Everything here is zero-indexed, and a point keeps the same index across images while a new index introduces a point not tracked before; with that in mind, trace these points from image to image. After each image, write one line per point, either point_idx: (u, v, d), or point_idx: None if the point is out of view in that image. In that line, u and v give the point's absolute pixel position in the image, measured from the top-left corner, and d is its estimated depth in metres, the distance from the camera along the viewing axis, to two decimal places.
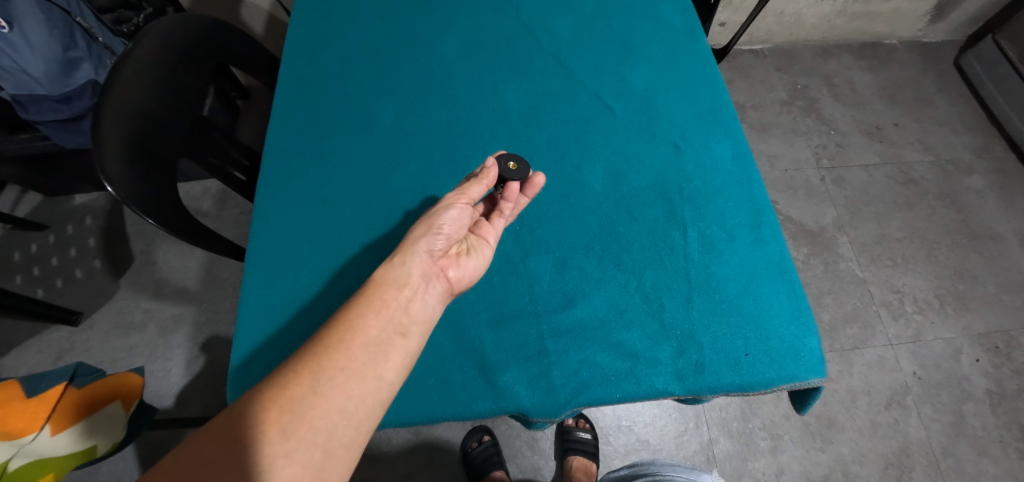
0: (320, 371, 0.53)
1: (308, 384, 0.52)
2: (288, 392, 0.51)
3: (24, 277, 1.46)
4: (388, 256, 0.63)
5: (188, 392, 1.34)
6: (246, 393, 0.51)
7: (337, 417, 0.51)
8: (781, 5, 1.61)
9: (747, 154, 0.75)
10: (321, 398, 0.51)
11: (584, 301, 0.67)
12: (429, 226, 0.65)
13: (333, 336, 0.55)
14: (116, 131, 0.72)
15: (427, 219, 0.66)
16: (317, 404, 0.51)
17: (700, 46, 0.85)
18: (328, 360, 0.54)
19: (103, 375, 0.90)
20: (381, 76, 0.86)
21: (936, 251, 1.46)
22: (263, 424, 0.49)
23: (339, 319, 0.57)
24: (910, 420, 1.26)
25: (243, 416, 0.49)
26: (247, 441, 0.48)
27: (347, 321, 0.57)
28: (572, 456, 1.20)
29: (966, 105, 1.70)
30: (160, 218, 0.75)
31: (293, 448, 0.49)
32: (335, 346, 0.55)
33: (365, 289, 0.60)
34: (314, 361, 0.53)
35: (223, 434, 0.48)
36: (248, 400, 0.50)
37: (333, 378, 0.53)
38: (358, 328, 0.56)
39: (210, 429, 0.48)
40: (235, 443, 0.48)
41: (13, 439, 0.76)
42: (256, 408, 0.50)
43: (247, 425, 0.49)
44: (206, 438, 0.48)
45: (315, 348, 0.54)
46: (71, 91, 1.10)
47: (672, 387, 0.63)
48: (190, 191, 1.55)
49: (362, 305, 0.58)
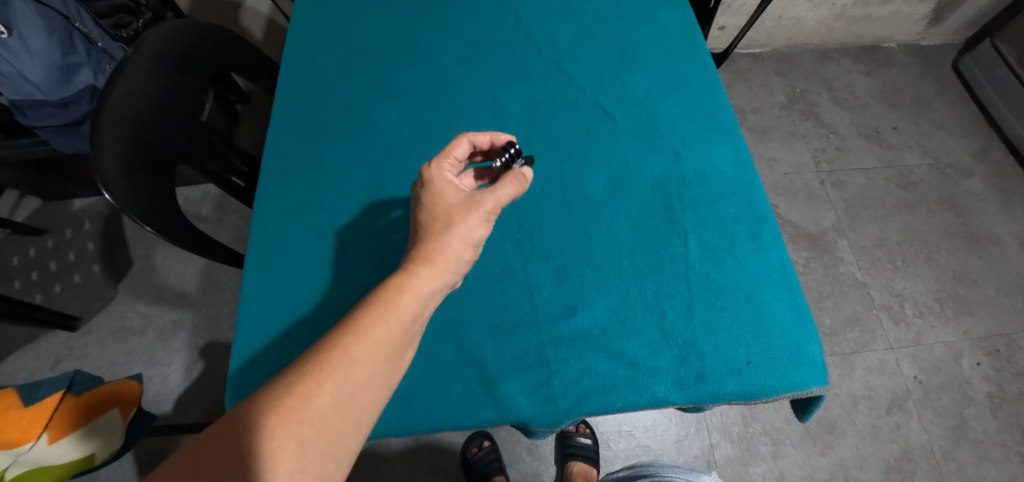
0: (343, 388, 0.52)
1: (330, 399, 0.51)
2: (308, 405, 0.50)
3: (22, 282, 1.46)
4: (420, 268, 0.58)
5: (186, 397, 1.33)
6: (264, 402, 0.49)
7: (352, 429, 0.52)
8: (780, 10, 1.61)
9: (748, 161, 0.75)
10: (343, 414, 0.51)
11: (584, 310, 0.67)
12: (471, 244, 0.61)
13: (358, 348, 0.53)
14: (115, 138, 0.72)
15: (466, 235, 0.61)
16: (338, 419, 0.51)
17: (699, 52, 0.85)
18: (353, 374, 0.52)
19: (101, 382, 0.90)
20: (381, 82, 0.86)
21: (936, 255, 1.46)
22: (283, 439, 0.49)
23: (365, 328, 0.54)
24: (911, 424, 1.26)
25: (262, 427, 0.49)
26: (261, 453, 0.48)
27: (373, 332, 0.54)
28: (572, 461, 1.19)
29: (964, 108, 1.70)
30: (158, 226, 0.75)
31: (308, 462, 0.49)
32: (359, 360, 0.53)
33: (392, 295, 0.56)
34: (338, 375, 0.52)
35: (239, 444, 0.48)
36: (266, 409, 0.49)
37: (354, 393, 0.52)
38: (388, 344, 0.54)
39: (226, 436, 0.48)
40: (251, 454, 0.48)
41: (11, 448, 0.75)
42: (274, 420, 0.49)
43: (263, 436, 0.48)
44: (221, 446, 0.48)
45: (338, 360, 0.52)
46: (70, 95, 1.09)
47: (673, 396, 0.62)
48: (189, 196, 1.55)
49: (386, 315, 0.55)
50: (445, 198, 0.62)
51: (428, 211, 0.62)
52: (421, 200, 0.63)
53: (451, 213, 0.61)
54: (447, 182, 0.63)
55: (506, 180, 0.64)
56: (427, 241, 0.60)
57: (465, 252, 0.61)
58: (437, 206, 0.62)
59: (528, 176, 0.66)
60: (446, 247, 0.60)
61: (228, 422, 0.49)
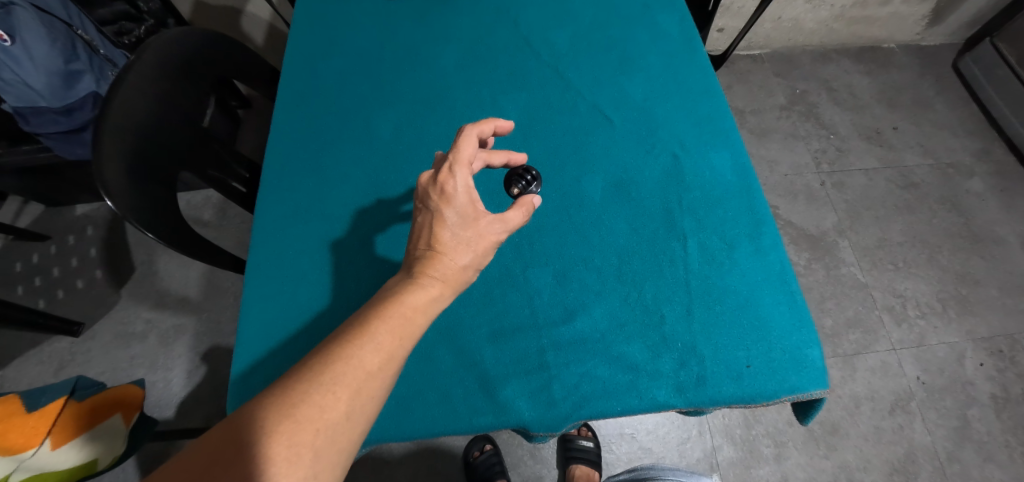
0: (357, 398, 0.51)
1: (344, 409, 0.50)
2: (324, 414, 0.49)
3: (25, 288, 1.47)
4: (433, 287, 0.58)
5: (189, 402, 1.33)
6: (278, 409, 0.48)
7: (359, 436, 0.52)
8: (778, 11, 1.62)
9: (747, 164, 0.75)
10: (354, 423, 0.51)
11: (584, 314, 0.67)
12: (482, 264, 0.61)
13: (373, 359, 0.53)
14: (117, 146, 0.72)
15: (478, 258, 0.60)
16: (348, 428, 0.51)
17: (698, 56, 0.85)
18: (367, 386, 0.52)
19: (103, 388, 0.91)
20: (380, 88, 0.87)
21: (938, 255, 1.46)
22: (298, 447, 0.47)
23: (381, 341, 0.53)
24: (915, 426, 1.26)
25: (278, 434, 0.47)
26: (274, 461, 0.47)
27: (388, 346, 0.54)
28: (574, 465, 1.19)
29: (965, 108, 1.69)
30: (160, 233, 0.75)
31: (320, 470, 0.48)
32: (374, 372, 0.52)
33: (407, 308, 0.56)
34: (354, 385, 0.51)
35: (252, 450, 0.47)
36: (279, 415, 0.48)
37: (366, 403, 0.52)
38: (402, 359, 0.54)
39: (240, 441, 0.47)
40: (265, 462, 0.46)
41: (13, 454, 0.75)
42: (289, 428, 0.48)
43: (276, 443, 0.47)
44: (235, 453, 0.46)
45: (353, 370, 0.51)
46: (72, 103, 1.11)
47: (673, 400, 0.62)
48: (191, 201, 1.55)
49: (399, 329, 0.55)
50: (461, 215, 0.60)
51: (443, 227, 0.60)
52: (435, 211, 0.61)
53: (469, 238, 0.60)
54: (467, 199, 0.60)
55: (520, 209, 0.62)
56: (438, 262, 0.59)
57: (471, 277, 0.61)
58: (454, 226, 0.60)
59: (536, 204, 0.65)
60: (458, 275, 0.59)
61: (239, 428, 0.47)
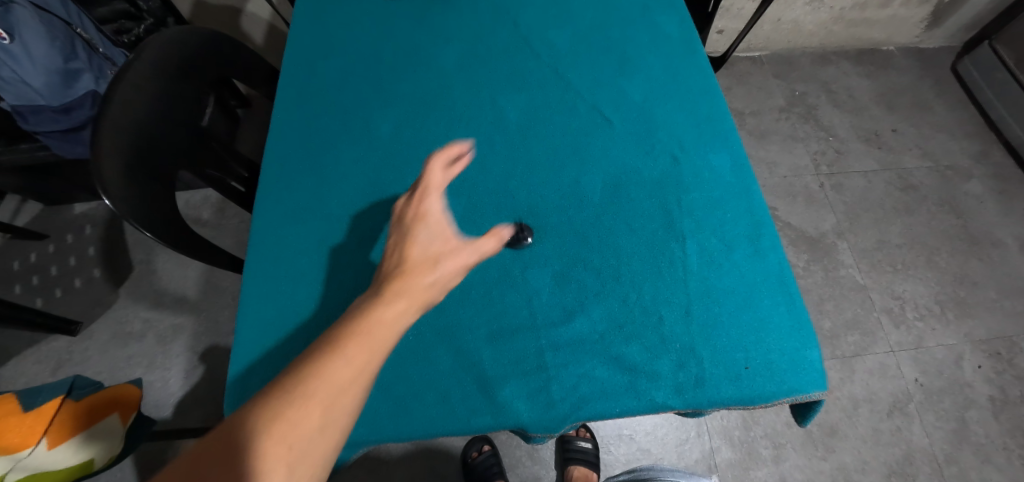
0: (330, 412, 0.50)
1: (317, 424, 0.50)
2: (296, 429, 0.49)
3: (24, 287, 1.47)
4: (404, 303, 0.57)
5: (186, 401, 1.33)
6: (252, 424, 0.48)
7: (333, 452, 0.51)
8: (778, 13, 1.62)
9: (746, 165, 0.75)
10: (328, 438, 0.50)
11: (583, 315, 0.67)
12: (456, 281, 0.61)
13: (346, 374, 0.52)
14: (114, 143, 0.72)
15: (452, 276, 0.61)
16: (321, 443, 0.50)
17: (698, 57, 0.85)
18: (340, 399, 0.51)
19: (100, 387, 0.90)
20: (380, 88, 0.87)
21: (936, 257, 1.46)
22: (273, 462, 0.47)
23: (354, 356, 0.53)
24: (913, 428, 1.26)
25: (255, 449, 0.47)
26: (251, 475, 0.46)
27: (360, 361, 0.53)
28: (573, 466, 1.19)
29: (963, 111, 1.70)
30: (159, 232, 0.75)
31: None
32: (347, 386, 0.52)
33: (371, 323, 0.54)
34: (326, 400, 0.50)
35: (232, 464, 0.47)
36: (255, 430, 0.48)
37: (338, 418, 0.51)
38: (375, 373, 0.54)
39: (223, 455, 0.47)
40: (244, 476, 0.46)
41: (9, 454, 0.76)
42: (264, 443, 0.48)
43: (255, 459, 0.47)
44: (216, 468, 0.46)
45: (325, 385, 0.51)
46: (71, 101, 1.11)
47: (671, 401, 0.62)
48: (190, 200, 1.55)
49: (371, 344, 0.54)
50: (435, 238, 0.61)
51: (415, 246, 0.61)
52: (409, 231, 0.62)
53: (436, 258, 0.60)
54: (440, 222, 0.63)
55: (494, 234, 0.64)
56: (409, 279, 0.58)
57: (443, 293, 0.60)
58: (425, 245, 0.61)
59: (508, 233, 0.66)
60: (429, 292, 0.59)
61: (221, 443, 0.48)
